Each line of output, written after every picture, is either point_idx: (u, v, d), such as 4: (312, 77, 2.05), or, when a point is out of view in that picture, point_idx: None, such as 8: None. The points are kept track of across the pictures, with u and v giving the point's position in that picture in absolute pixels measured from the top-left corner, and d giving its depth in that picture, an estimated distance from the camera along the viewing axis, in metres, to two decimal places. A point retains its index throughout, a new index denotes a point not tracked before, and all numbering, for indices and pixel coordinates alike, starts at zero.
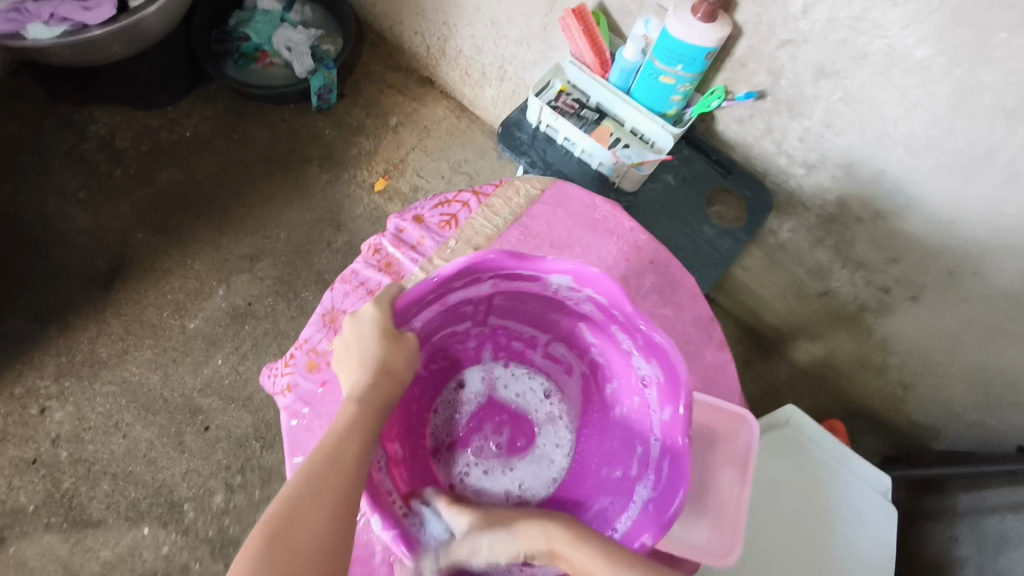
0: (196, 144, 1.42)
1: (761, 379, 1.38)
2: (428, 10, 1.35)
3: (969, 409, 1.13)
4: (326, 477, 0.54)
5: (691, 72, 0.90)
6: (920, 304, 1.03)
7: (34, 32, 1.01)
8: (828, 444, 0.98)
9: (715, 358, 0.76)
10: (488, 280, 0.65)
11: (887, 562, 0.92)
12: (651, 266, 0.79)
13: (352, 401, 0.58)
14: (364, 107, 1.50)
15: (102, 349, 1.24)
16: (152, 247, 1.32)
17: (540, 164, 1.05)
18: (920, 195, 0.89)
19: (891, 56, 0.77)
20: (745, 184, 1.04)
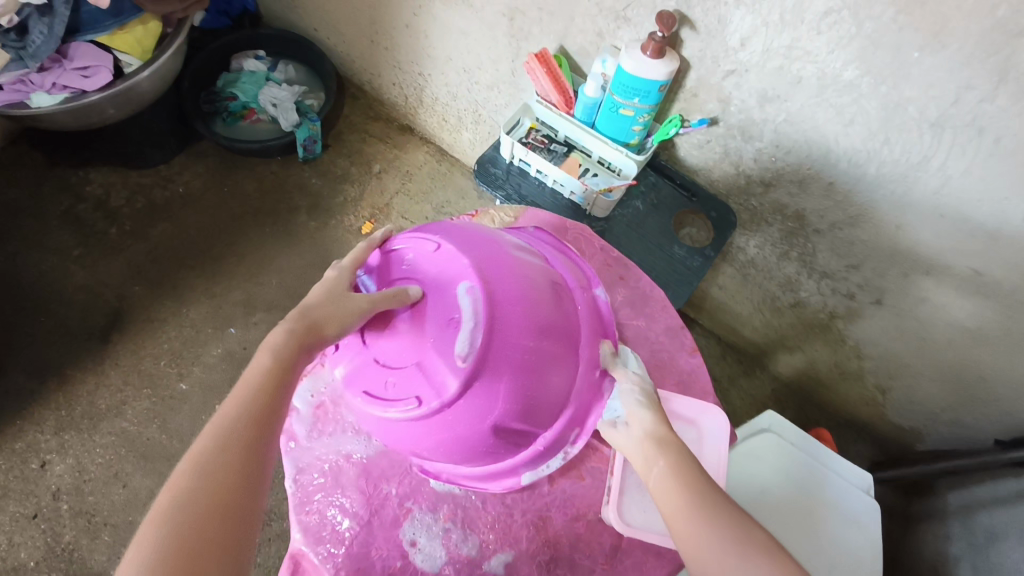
0: (189, 199, 1.48)
1: (746, 394, 1.42)
2: (404, 62, 1.44)
3: (943, 407, 1.18)
4: (240, 427, 0.53)
5: (648, 103, 0.97)
6: (884, 307, 1.08)
7: (38, 100, 1.08)
8: (812, 447, 1.01)
9: (688, 364, 0.80)
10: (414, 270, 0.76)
11: (876, 559, 0.93)
12: (621, 282, 0.84)
13: (265, 351, 0.58)
14: (349, 157, 1.57)
15: (101, 401, 1.26)
16: (149, 299, 1.37)
17: (515, 197, 1.12)
18: (869, 204, 0.95)
19: (824, 79, 0.85)
20: (710, 205, 1.10)
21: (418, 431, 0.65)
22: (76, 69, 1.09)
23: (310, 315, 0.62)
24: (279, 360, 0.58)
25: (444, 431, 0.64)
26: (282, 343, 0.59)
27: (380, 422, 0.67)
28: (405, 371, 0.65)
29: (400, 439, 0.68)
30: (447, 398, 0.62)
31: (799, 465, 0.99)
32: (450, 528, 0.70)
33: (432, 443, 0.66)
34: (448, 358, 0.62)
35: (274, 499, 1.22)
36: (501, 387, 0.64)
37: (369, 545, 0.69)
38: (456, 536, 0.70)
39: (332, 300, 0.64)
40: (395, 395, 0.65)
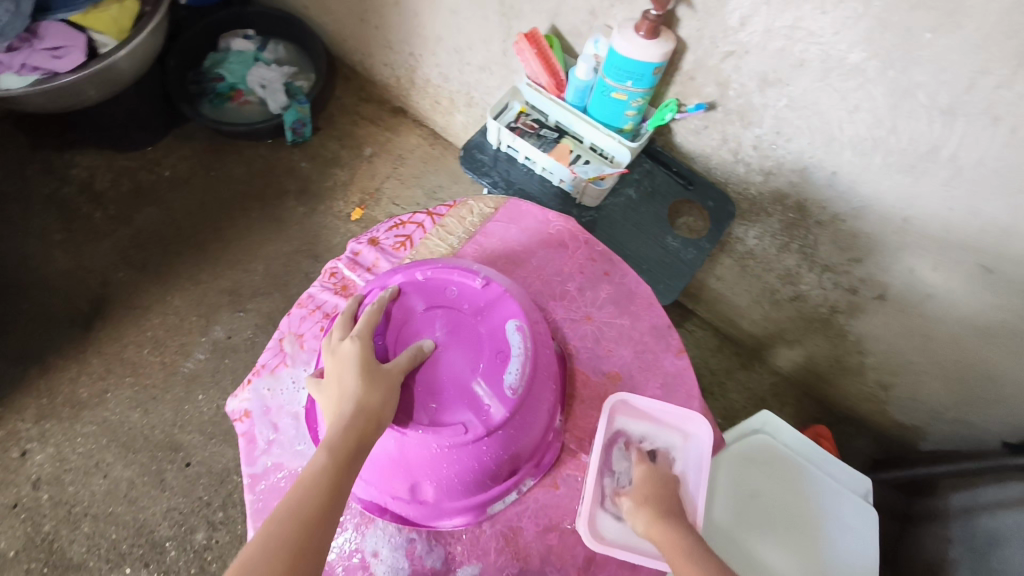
0: (175, 183, 1.45)
1: (745, 389, 1.37)
2: (394, 42, 1.39)
3: (949, 408, 1.13)
4: (287, 535, 0.50)
5: (641, 87, 0.92)
6: (889, 303, 1.03)
7: (7, 83, 1.05)
8: (807, 450, 0.97)
9: (674, 366, 0.75)
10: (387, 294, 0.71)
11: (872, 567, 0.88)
12: (606, 278, 0.79)
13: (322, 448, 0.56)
14: (339, 140, 1.53)
15: (83, 389, 1.24)
16: (133, 285, 1.34)
17: (502, 184, 1.07)
18: (875, 196, 0.90)
19: (828, 61, 0.79)
20: (707, 194, 1.05)
21: (439, 462, 0.63)
22: (46, 49, 1.05)
23: (366, 402, 0.59)
24: (336, 459, 0.55)
25: (469, 462, 0.63)
26: (340, 439, 0.56)
27: (403, 446, 0.63)
28: (447, 397, 0.64)
29: (404, 468, 0.64)
30: (492, 427, 0.63)
31: (791, 466, 0.95)
32: (414, 538, 0.66)
33: (447, 473, 0.64)
34: (497, 391, 0.65)
35: None
36: (530, 422, 0.67)
37: (325, 555, 0.64)
38: (421, 547, 0.65)
39: (374, 385, 0.60)
40: (438, 421, 0.63)
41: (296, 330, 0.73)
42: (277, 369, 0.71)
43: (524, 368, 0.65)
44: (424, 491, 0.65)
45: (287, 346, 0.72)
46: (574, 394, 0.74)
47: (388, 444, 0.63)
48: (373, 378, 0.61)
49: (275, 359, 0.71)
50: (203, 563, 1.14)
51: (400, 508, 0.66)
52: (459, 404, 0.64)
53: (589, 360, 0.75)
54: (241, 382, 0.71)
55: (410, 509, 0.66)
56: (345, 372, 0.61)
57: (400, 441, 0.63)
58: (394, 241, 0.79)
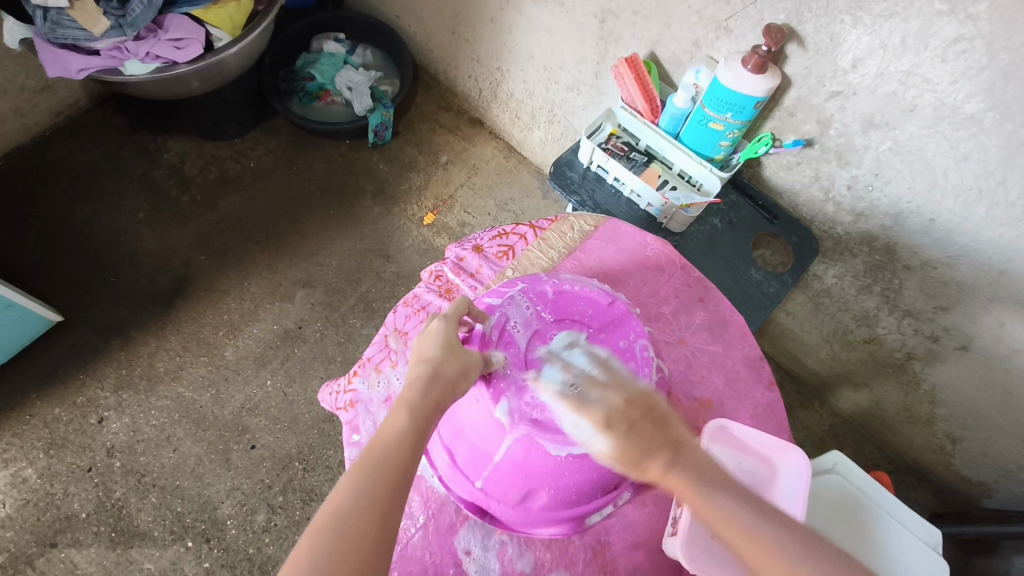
0: (259, 173, 1.50)
1: (802, 426, 1.36)
2: (482, 55, 1.42)
3: (1021, 467, 1.10)
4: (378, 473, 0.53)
5: (740, 119, 0.93)
6: (970, 355, 1.02)
7: (131, 69, 1.09)
8: (880, 497, 0.95)
9: (765, 397, 0.76)
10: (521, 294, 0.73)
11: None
12: (700, 304, 0.80)
13: (403, 408, 0.58)
14: (417, 145, 1.57)
15: (160, 364, 1.29)
16: (213, 268, 1.39)
17: (589, 204, 1.08)
18: (971, 246, 0.89)
19: (941, 109, 0.80)
20: (792, 229, 1.05)
21: (561, 470, 0.66)
22: (170, 40, 1.10)
23: (442, 371, 0.62)
24: (416, 421, 0.58)
25: (589, 473, 0.67)
26: (417, 403, 0.58)
27: (531, 452, 0.66)
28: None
29: (525, 472, 0.67)
30: None
31: (863, 510, 0.94)
32: (505, 541, 0.68)
33: (566, 481, 0.67)
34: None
35: (316, 478, 1.23)
36: None
37: (424, 549, 0.67)
38: (512, 551, 0.67)
39: (454, 357, 0.63)
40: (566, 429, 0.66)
41: (401, 328, 0.75)
42: (382, 364, 0.73)
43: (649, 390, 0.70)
44: (537, 497, 0.67)
45: (393, 342, 0.74)
46: None
47: (514, 449, 0.67)
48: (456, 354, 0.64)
49: (381, 354, 0.73)
50: (261, 544, 1.17)
51: (503, 509, 0.68)
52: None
53: (681, 383, 0.76)
54: (347, 372, 0.74)
55: (514, 513, 0.68)
56: (427, 342, 0.63)
57: (528, 445, 0.66)
58: (497, 250, 0.81)
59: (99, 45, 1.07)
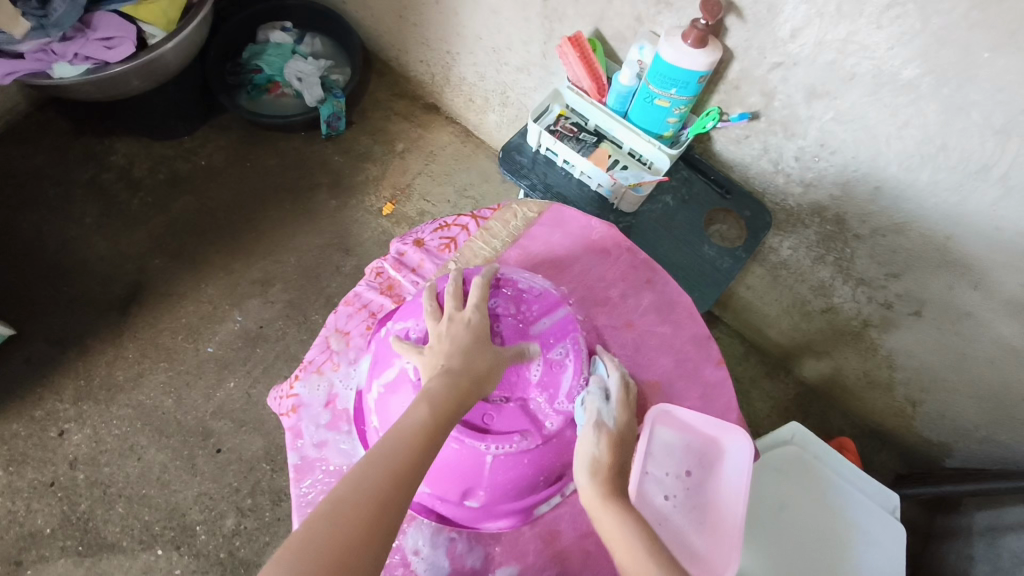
0: (211, 172, 1.46)
1: (768, 397, 1.37)
2: (431, 39, 1.39)
3: (978, 425, 1.12)
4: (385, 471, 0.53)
5: (685, 95, 0.92)
6: (923, 319, 1.03)
7: (60, 71, 1.05)
8: (838, 465, 0.96)
9: (713, 376, 0.76)
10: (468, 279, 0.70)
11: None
12: (648, 286, 0.80)
13: (424, 401, 0.57)
14: (372, 135, 1.53)
15: (119, 373, 1.27)
16: (169, 271, 1.36)
17: (540, 188, 1.06)
18: (917, 212, 0.89)
19: (880, 76, 0.79)
20: (744, 203, 1.05)
21: (497, 468, 0.65)
22: (100, 39, 1.06)
23: (472, 366, 0.60)
24: (435, 415, 0.57)
25: (525, 469, 0.65)
26: (445, 398, 0.57)
27: (463, 455, 0.64)
28: (502, 405, 0.64)
29: (459, 474, 0.65)
30: (547, 437, 0.65)
31: (822, 479, 0.95)
32: (455, 538, 0.68)
33: (502, 478, 0.65)
34: (554, 400, 0.65)
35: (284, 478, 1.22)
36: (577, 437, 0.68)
37: None
38: (461, 547, 0.67)
39: (485, 352, 0.62)
40: (496, 429, 0.64)
41: (342, 328, 0.74)
42: (324, 366, 0.72)
43: (582, 377, 0.67)
44: (475, 498, 0.66)
45: (334, 343, 0.73)
46: None
47: (447, 451, 0.64)
48: (483, 345, 0.62)
49: (322, 356, 0.73)
50: (233, 547, 1.17)
51: (447, 508, 0.68)
52: (517, 412, 0.64)
53: (629, 367, 0.76)
54: (289, 376, 0.73)
55: (457, 510, 0.68)
56: (464, 331, 0.62)
57: (461, 446, 0.64)
58: (439, 243, 0.80)
59: (24, 47, 1.03)
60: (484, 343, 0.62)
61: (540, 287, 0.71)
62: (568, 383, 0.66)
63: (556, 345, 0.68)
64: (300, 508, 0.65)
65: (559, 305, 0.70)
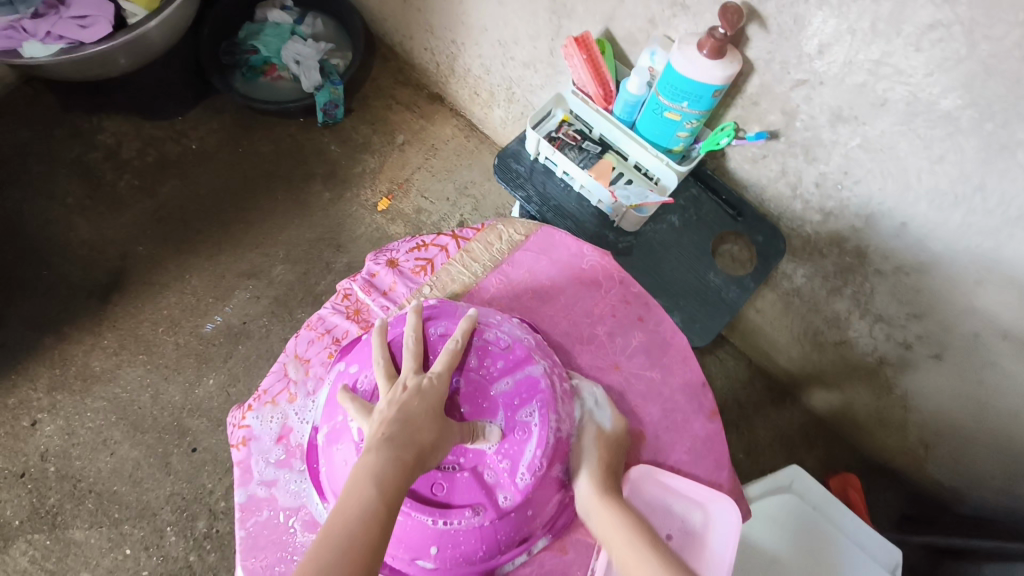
0: (202, 156, 1.40)
1: (772, 426, 1.29)
2: (436, 26, 1.30)
3: (995, 477, 1.04)
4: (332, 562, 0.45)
5: (697, 109, 0.84)
6: (945, 363, 0.94)
7: (30, 50, 1.00)
8: (837, 513, 0.90)
9: (703, 430, 0.69)
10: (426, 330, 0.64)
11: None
12: (639, 323, 0.73)
13: (369, 482, 0.51)
14: (372, 124, 1.45)
15: (96, 363, 1.23)
16: (152, 259, 1.31)
17: (536, 200, 0.99)
18: (946, 253, 0.81)
19: (915, 104, 0.70)
20: (756, 228, 0.97)
21: (445, 541, 0.60)
22: (73, 18, 1.02)
23: (421, 441, 0.54)
24: (384, 498, 0.50)
25: (478, 543, 0.60)
26: (392, 478, 0.51)
27: (408, 526, 0.60)
28: (454, 474, 0.60)
29: (407, 542, 0.60)
30: (503, 511, 0.60)
31: (820, 531, 0.88)
32: None
33: (452, 552, 0.60)
34: (514, 471, 0.61)
35: None
36: (538, 507, 0.63)
37: None
38: None
39: (435, 422, 0.56)
40: (447, 502, 0.60)
41: (302, 354, 0.70)
42: (280, 396, 0.68)
43: (545, 447, 0.61)
44: (426, 562, 0.61)
45: (293, 371, 0.69)
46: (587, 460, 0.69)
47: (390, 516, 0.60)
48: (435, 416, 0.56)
49: (279, 385, 0.68)
50: (202, 551, 1.13)
51: (399, 567, 0.62)
52: (469, 483, 0.60)
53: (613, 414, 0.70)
54: (242, 404, 0.68)
55: (409, 569, 0.62)
56: (414, 402, 0.56)
57: (405, 516, 0.60)
58: (415, 265, 0.75)
59: None
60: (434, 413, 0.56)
61: (511, 337, 0.65)
62: (530, 453, 0.61)
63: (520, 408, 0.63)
64: (244, 552, 0.61)
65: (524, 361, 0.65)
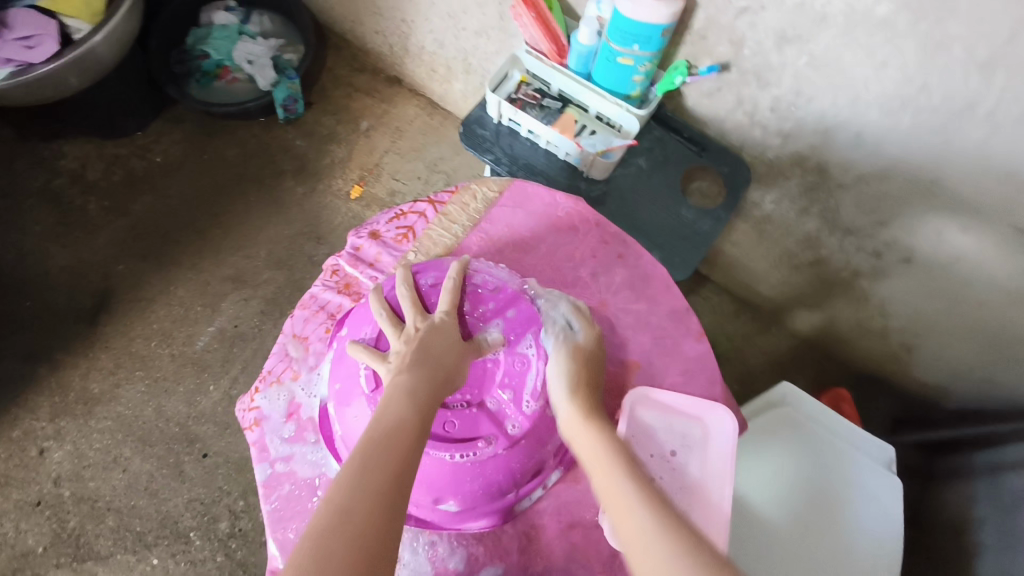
0: (168, 168, 1.40)
1: (762, 354, 1.34)
2: (384, 8, 1.30)
3: (974, 366, 1.09)
4: (374, 457, 0.51)
5: (648, 50, 0.86)
6: (914, 266, 0.99)
7: None
8: (833, 424, 0.94)
9: (694, 350, 0.73)
10: (423, 282, 0.69)
11: (897, 554, 0.85)
12: (620, 261, 0.76)
13: (400, 402, 0.55)
14: (334, 114, 1.46)
15: (95, 385, 1.24)
16: (135, 276, 1.31)
17: (505, 161, 1.00)
18: (900, 157, 0.85)
19: (853, 16, 0.73)
20: (721, 159, 1.00)
21: (463, 476, 0.63)
22: (17, 39, 1.02)
23: (441, 366, 0.60)
24: (417, 415, 0.55)
25: (495, 474, 0.64)
26: (421, 395, 0.57)
27: (427, 466, 0.63)
28: (464, 411, 0.64)
29: (428, 483, 0.63)
30: (515, 439, 0.64)
31: (816, 437, 0.92)
32: (436, 540, 0.66)
33: (471, 486, 0.64)
34: (518, 400, 0.66)
35: None
36: (548, 436, 0.67)
37: None
38: (443, 550, 0.65)
39: (451, 352, 0.62)
40: (461, 438, 0.63)
41: (300, 332, 0.72)
42: (284, 374, 0.70)
43: (547, 374, 0.66)
44: (449, 503, 0.64)
45: (293, 350, 0.71)
46: None
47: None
48: (452, 348, 0.62)
49: (281, 365, 0.70)
50: (228, 551, 1.15)
51: (423, 513, 0.65)
52: (480, 417, 0.64)
53: (606, 349, 0.73)
54: (249, 389, 0.70)
55: (433, 514, 0.65)
56: (432, 337, 0.61)
57: (424, 458, 0.63)
58: (396, 233, 0.77)
59: None
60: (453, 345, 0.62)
61: (499, 282, 0.70)
62: (531, 383, 0.66)
63: (518, 341, 0.68)
64: (273, 524, 0.63)
65: (515, 295, 0.70)
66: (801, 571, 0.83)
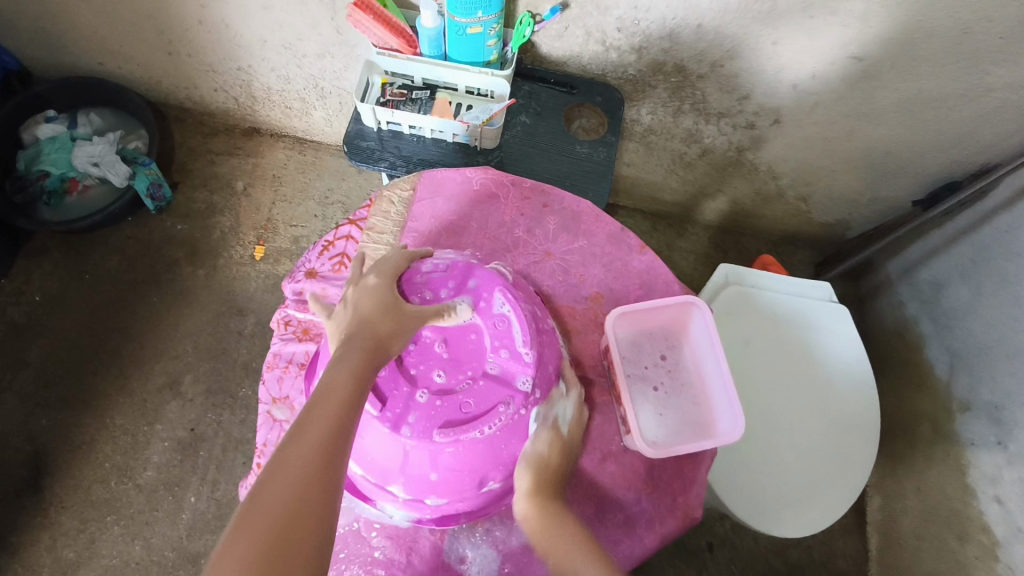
0: (52, 304, 1.29)
1: (689, 252, 1.43)
2: (214, 63, 1.25)
3: (863, 191, 1.22)
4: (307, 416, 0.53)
5: (492, 13, 0.88)
6: (785, 124, 1.09)
7: None
8: (776, 283, 1.01)
9: (642, 263, 0.80)
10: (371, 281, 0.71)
11: (866, 374, 0.97)
12: (547, 209, 0.81)
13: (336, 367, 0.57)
14: (205, 186, 1.40)
15: (67, 550, 1.14)
16: (63, 425, 1.21)
17: (401, 163, 1.01)
18: (741, 32, 0.93)
19: None
20: (593, 91, 1.06)
21: (496, 444, 0.64)
22: None
23: (378, 330, 0.62)
24: (351, 377, 0.57)
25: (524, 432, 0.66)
26: (357, 358, 0.58)
27: (461, 453, 0.63)
28: (470, 387, 0.65)
29: (468, 470, 0.64)
30: (527, 392, 0.65)
31: (767, 302, 0.99)
32: (491, 528, 0.71)
33: (506, 451, 0.65)
34: (516, 354, 0.67)
35: None
36: (549, 374, 0.69)
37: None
38: (501, 533, 0.70)
39: (389, 316, 0.63)
40: (479, 412, 0.63)
41: (278, 394, 0.72)
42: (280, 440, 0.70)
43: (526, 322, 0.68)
44: (491, 480, 0.67)
45: (279, 413, 0.71)
46: (570, 329, 0.76)
47: (446, 458, 0.64)
48: (392, 309, 0.64)
49: (274, 432, 0.70)
50: None
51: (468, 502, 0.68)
52: (487, 386, 0.65)
53: (566, 293, 0.78)
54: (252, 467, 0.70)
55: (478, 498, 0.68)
56: (366, 298, 0.65)
57: (457, 446, 0.63)
58: (332, 264, 0.77)
59: None
60: (382, 303, 0.64)
61: (446, 261, 0.71)
62: (519, 333, 0.68)
63: (490, 305, 0.69)
64: None
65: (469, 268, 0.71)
66: (799, 415, 0.95)
